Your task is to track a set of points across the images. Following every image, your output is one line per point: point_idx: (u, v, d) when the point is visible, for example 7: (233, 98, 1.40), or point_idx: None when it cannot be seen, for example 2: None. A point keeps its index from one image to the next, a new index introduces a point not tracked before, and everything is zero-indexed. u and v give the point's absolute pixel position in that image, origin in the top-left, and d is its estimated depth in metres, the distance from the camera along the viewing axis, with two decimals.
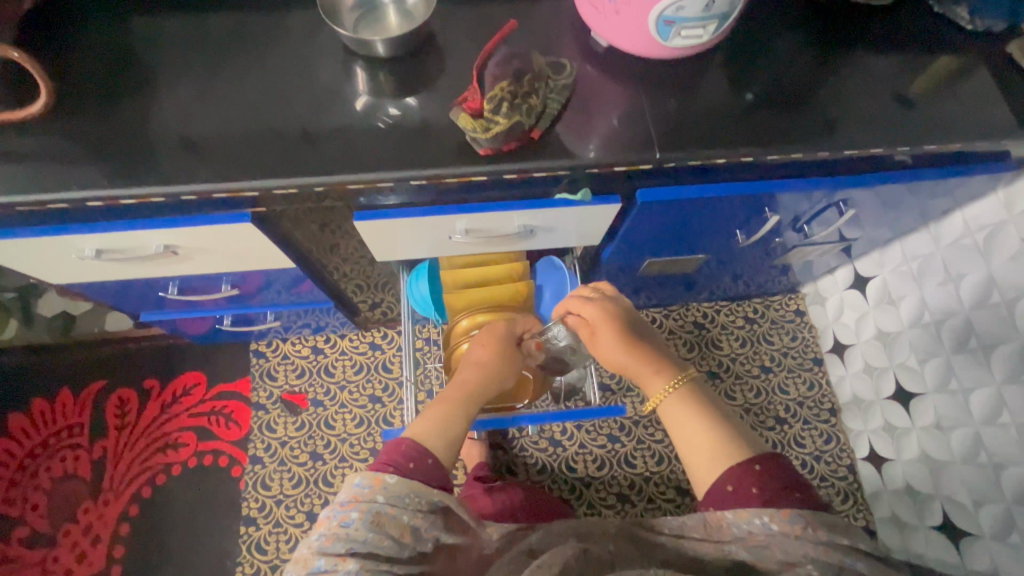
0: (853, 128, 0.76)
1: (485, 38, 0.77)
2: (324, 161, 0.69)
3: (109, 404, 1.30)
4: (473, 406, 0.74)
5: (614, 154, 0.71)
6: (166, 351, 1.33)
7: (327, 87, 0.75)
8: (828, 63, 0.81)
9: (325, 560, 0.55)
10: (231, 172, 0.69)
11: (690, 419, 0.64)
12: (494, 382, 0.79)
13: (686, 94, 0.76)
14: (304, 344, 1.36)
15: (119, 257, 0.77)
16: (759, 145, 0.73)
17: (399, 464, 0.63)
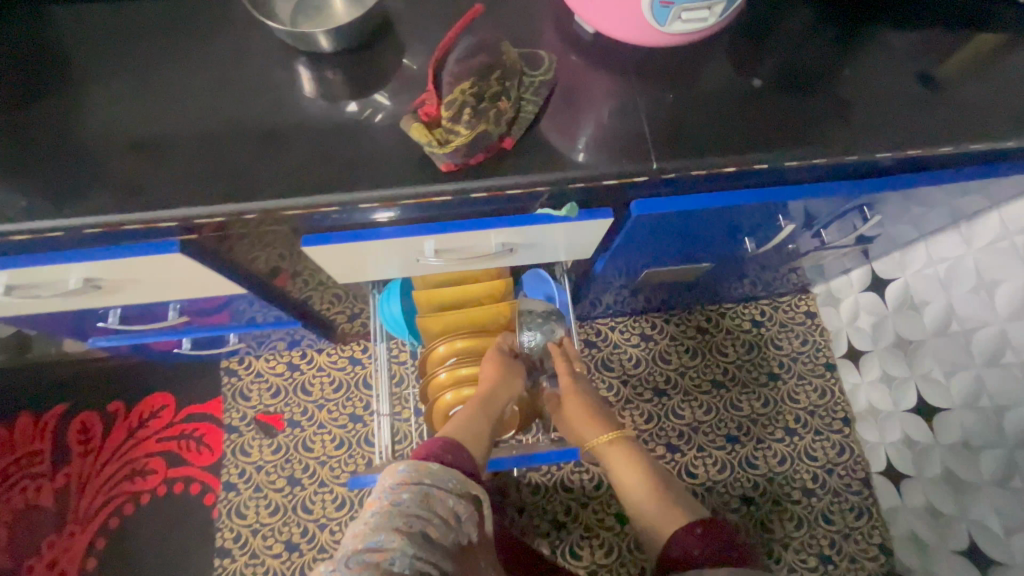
0: (882, 123, 0.65)
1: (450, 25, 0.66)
2: (261, 179, 0.59)
3: (72, 430, 1.21)
4: (491, 409, 0.73)
5: (603, 164, 0.60)
6: (131, 371, 1.25)
7: (265, 90, 0.64)
8: (852, 45, 0.69)
9: (381, 537, 0.52)
10: (152, 195, 0.59)
11: (635, 472, 0.69)
12: (507, 385, 0.76)
13: (686, 88, 0.65)
14: (278, 360, 1.27)
15: (32, 293, 0.66)
16: (772, 147, 0.62)
17: (438, 455, 0.63)
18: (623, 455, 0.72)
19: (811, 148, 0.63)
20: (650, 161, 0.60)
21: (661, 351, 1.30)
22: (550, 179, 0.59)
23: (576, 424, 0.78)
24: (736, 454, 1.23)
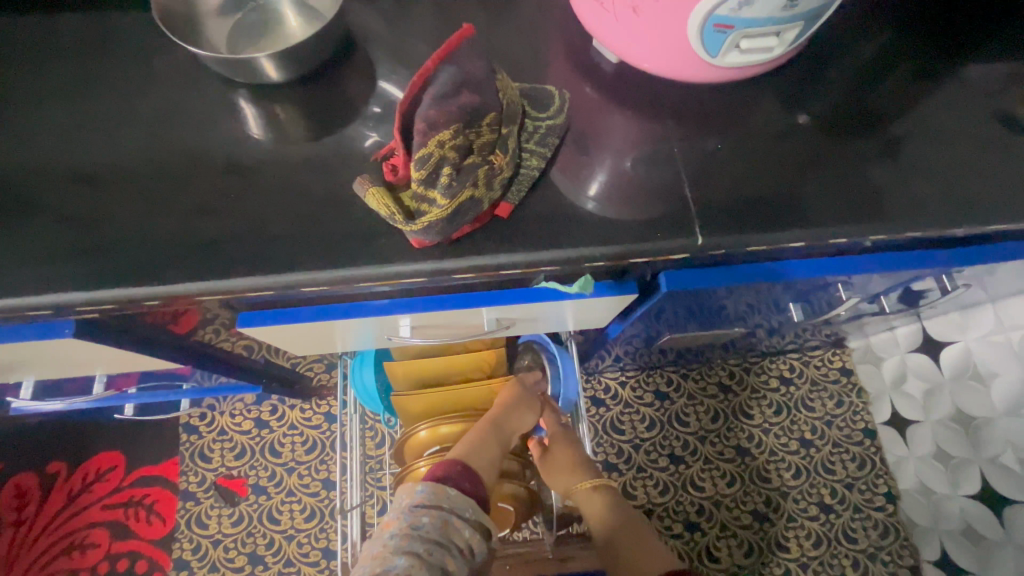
0: (976, 179, 0.51)
1: (433, 48, 0.53)
2: (187, 249, 0.46)
3: (5, 494, 1.06)
4: (508, 432, 0.65)
5: (628, 232, 0.46)
6: (77, 427, 1.10)
7: (201, 130, 0.51)
8: (929, 79, 0.56)
9: (401, 561, 0.50)
10: (45, 271, 0.46)
11: (615, 524, 0.64)
12: (524, 408, 0.68)
13: (730, 132, 0.51)
14: (245, 415, 1.12)
15: None
16: (843, 214, 0.48)
17: (455, 479, 0.58)
18: (604, 504, 0.66)
19: (887, 212, 0.49)
20: (690, 232, 0.47)
21: (678, 411, 1.15)
22: (563, 255, 0.45)
23: (553, 474, 0.69)
24: (764, 533, 1.08)
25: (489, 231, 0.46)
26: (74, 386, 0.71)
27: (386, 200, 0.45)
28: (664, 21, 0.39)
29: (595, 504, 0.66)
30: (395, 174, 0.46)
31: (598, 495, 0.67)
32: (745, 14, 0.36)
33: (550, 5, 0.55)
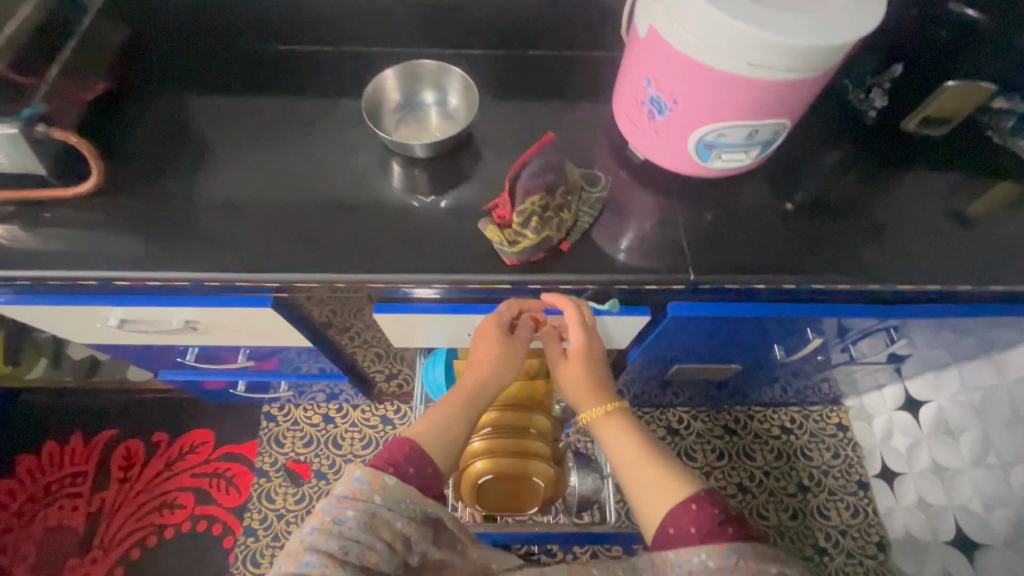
0: (906, 252, 0.70)
1: (519, 136, 0.77)
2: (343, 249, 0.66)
3: (116, 455, 1.28)
4: (473, 411, 0.67)
5: (643, 269, 0.68)
6: (180, 406, 1.33)
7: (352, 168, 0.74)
8: (877, 180, 0.76)
9: (316, 557, 0.49)
10: (248, 249, 0.65)
11: (628, 448, 0.63)
12: (494, 390, 0.69)
13: (722, 208, 0.73)
14: (316, 411, 1.33)
15: (141, 328, 0.74)
16: (800, 269, 0.68)
17: (400, 465, 0.58)
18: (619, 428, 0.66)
19: (834, 270, 0.68)
20: (688, 274, 0.68)
21: (687, 448, 1.30)
22: (601, 280, 0.67)
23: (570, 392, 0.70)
24: None
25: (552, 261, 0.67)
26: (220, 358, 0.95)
27: (498, 232, 0.66)
28: (673, 139, 0.62)
29: (609, 432, 0.66)
30: (500, 219, 0.68)
31: (614, 424, 0.66)
32: (723, 140, 0.59)
33: (601, 114, 0.80)
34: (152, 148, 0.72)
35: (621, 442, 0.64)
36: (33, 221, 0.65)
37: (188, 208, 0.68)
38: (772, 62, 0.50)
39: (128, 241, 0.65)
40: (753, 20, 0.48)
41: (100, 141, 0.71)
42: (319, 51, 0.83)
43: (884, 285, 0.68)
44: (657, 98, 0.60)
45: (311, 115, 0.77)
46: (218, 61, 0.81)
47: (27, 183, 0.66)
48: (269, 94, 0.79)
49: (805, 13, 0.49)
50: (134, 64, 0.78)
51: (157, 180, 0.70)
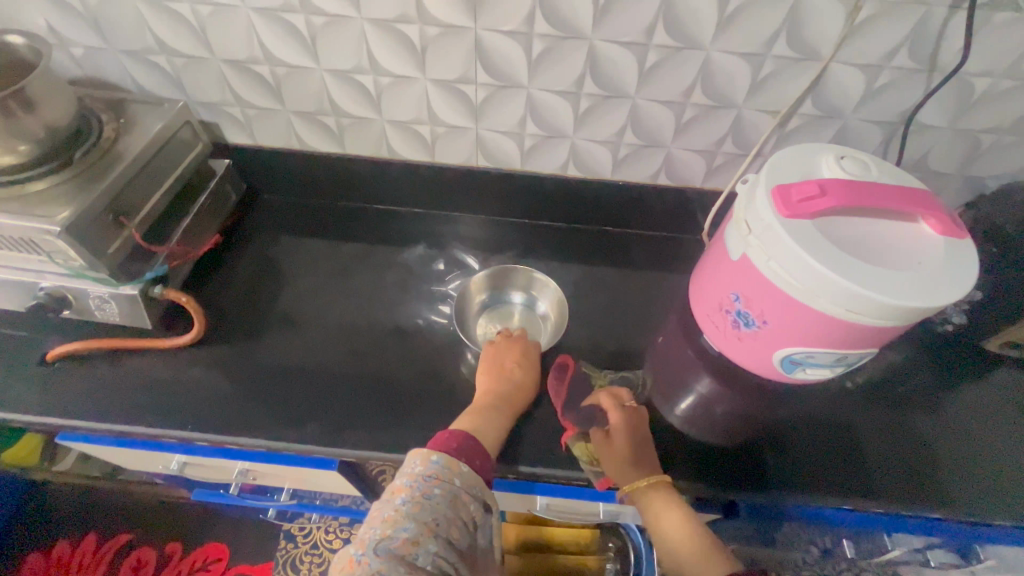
0: (995, 469, 0.66)
1: (590, 307, 0.79)
2: (413, 416, 0.65)
3: (126, 563, 1.22)
4: (497, 402, 0.62)
5: (721, 466, 0.64)
6: (201, 514, 1.29)
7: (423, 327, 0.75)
8: (947, 382, 0.74)
9: (413, 523, 0.45)
10: (319, 407, 0.65)
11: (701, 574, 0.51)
12: (518, 381, 0.65)
13: (796, 405, 0.71)
14: (338, 534, 1.28)
15: (201, 468, 0.72)
16: (887, 488, 0.64)
17: (467, 453, 0.52)
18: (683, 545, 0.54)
19: (912, 481, 0.65)
20: (763, 468, 0.65)
21: None
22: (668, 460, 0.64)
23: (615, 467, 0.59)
24: None
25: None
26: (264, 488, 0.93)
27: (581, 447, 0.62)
28: (759, 348, 0.62)
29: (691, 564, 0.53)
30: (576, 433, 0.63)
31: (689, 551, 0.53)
32: (811, 360, 0.59)
33: (670, 291, 0.81)
34: (243, 294, 0.76)
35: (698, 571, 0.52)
36: (126, 366, 0.68)
37: (269, 362, 0.70)
38: (869, 312, 0.52)
39: (209, 396, 0.66)
40: (853, 277, 0.51)
41: (201, 288, 0.75)
42: (404, 209, 0.88)
43: (983, 517, 0.62)
44: (744, 313, 0.61)
45: (392, 269, 0.81)
46: (313, 212, 0.87)
47: (129, 331, 0.70)
48: (355, 246, 0.83)
49: (901, 270, 0.52)
50: (242, 213, 0.85)
51: (246, 331, 0.72)
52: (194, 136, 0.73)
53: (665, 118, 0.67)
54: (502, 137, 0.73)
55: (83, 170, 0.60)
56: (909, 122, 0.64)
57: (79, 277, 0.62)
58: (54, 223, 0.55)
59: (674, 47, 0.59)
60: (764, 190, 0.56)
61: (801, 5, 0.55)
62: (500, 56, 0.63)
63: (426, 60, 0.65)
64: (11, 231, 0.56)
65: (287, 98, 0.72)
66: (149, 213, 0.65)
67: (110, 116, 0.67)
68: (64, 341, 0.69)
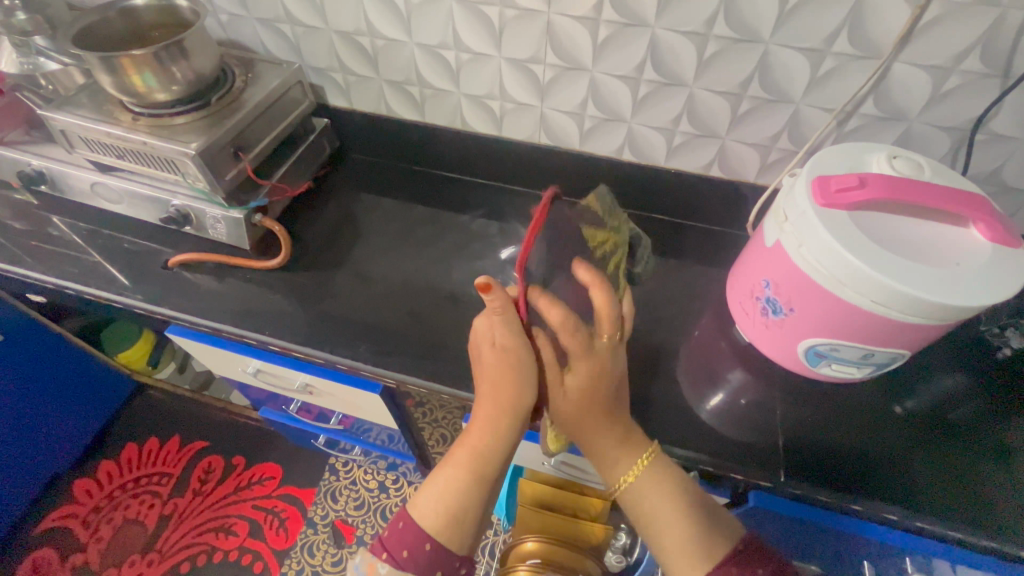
0: None
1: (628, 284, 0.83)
2: (450, 355, 0.73)
3: (198, 467, 1.40)
4: (486, 470, 0.55)
5: (732, 442, 0.66)
6: (263, 437, 1.46)
7: (470, 281, 0.82)
8: (1007, 417, 0.69)
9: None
10: (372, 333, 0.75)
11: (657, 499, 0.55)
12: (520, 420, 0.55)
13: (826, 405, 0.70)
14: (375, 476, 1.40)
15: (270, 377, 0.84)
16: (906, 498, 0.62)
17: (394, 552, 0.52)
18: (618, 439, 0.57)
19: (974, 517, 0.61)
20: (776, 456, 0.65)
21: None
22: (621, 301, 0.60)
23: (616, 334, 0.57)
24: None
25: (637, 407, 0.69)
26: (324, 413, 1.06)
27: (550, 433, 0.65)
28: (785, 337, 0.64)
29: (625, 463, 0.57)
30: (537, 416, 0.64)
31: (628, 456, 0.57)
32: (835, 353, 0.60)
33: (711, 281, 0.83)
34: (323, 234, 0.88)
35: (648, 492, 0.55)
36: (226, 278, 0.81)
37: (337, 292, 0.80)
38: (897, 306, 0.52)
39: (289, 312, 0.77)
40: (882, 267, 0.51)
41: (291, 224, 0.88)
42: (471, 179, 0.96)
43: (1014, 547, 0.59)
44: (774, 300, 0.63)
45: (451, 229, 0.90)
46: (390, 173, 0.98)
47: (233, 252, 0.84)
48: (422, 205, 0.93)
49: (938, 269, 0.51)
50: (331, 168, 0.97)
51: (323, 264, 0.84)
52: (301, 94, 0.86)
53: (721, 108, 0.72)
54: (564, 117, 0.81)
55: (216, 111, 0.75)
56: (977, 131, 0.65)
57: (203, 198, 0.77)
58: (191, 148, 0.69)
59: (734, 39, 0.65)
60: (804, 180, 0.58)
61: (862, 4, 0.58)
62: (567, 38, 0.71)
63: (503, 39, 0.74)
64: (161, 152, 0.72)
65: (382, 68, 0.84)
66: (260, 152, 0.80)
67: (242, 71, 0.81)
68: (181, 253, 0.84)
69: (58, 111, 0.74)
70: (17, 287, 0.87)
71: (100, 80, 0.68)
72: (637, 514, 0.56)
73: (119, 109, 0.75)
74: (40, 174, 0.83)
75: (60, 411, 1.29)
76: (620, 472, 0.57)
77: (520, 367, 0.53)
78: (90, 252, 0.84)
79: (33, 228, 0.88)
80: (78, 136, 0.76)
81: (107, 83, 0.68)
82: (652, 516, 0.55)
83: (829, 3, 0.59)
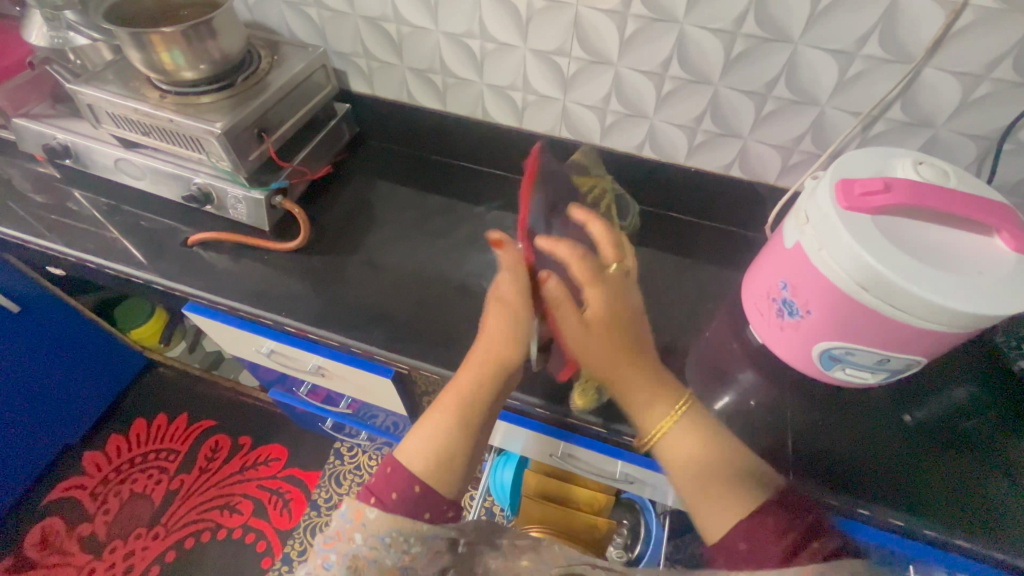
0: None
1: (643, 282, 0.82)
2: (463, 343, 0.73)
3: (205, 445, 1.42)
4: (475, 417, 0.57)
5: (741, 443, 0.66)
6: (270, 419, 1.47)
7: (483, 273, 0.83)
8: (1017, 429, 0.69)
9: None
10: (387, 318, 0.76)
11: (688, 439, 0.53)
12: (508, 369, 0.58)
13: (835, 409, 0.70)
14: (379, 463, 1.41)
15: (283, 358, 0.85)
16: (912, 505, 0.62)
17: (382, 495, 0.53)
18: (647, 383, 0.56)
19: (981, 528, 0.61)
20: (784, 458, 0.65)
21: None
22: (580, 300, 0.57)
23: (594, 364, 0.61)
24: None
25: None
26: (333, 397, 1.07)
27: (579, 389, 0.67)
28: (799, 339, 0.64)
29: (660, 409, 0.55)
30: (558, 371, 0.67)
31: (661, 400, 0.55)
32: (851, 357, 0.60)
33: (725, 283, 0.83)
34: (340, 219, 0.88)
35: (682, 443, 0.53)
36: (243, 258, 0.82)
37: (352, 276, 0.81)
38: (918, 313, 0.52)
39: (304, 294, 0.78)
40: (904, 273, 0.51)
41: (309, 207, 0.89)
42: (488, 170, 0.97)
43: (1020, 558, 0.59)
44: (790, 302, 0.63)
45: (466, 220, 0.90)
46: (408, 162, 0.98)
47: (252, 233, 0.85)
48: (438, 194, 0.94)
49: (959, 277, 0.51)
50: (349, 154, 0.98)
51: (339, 249, 0.84)
52: (325, 78, 0.86)
53: (745, 107, 0.72)
54: (587, 111, 0.81)
55: (241, 92, 0.76)
56: (1004, 140, 0.64)
57: (225, 177, 0.78)
58: (216, 127, 0.70)
59: (763, 38, 0.64)
60: (828, 182, 0.58)
61: (896, 6, 0.58)
62: (594, 32, 0.71)
63: (528, 30, 0.74)
64: (187, 130, 0.72)
65: (406, 55, 0.84)
66: (283, 134, 0.80)
67: (267, 52, 0.82)
68: (200, 232, 0.84)
69: (86, 85, 0.75)
70: (37, 259, 0.88)
71: (129, 56, 0.69)
72: (665, 458, 0.54)
73: (146, 86, 0.76)
74: (65, 148, 0.84)
75: (72, 384, 1.31)
76: (659, 415, 0.55)
77: (517, 312, 0.58)
78: (110, 227, 0.85)
79: (54, 202, 0.89)
80: (104, 112, 0.77)
81: (137, 60, 0.69)
82: (683, 467, 0.52)
83: (861, 5, 0.59)
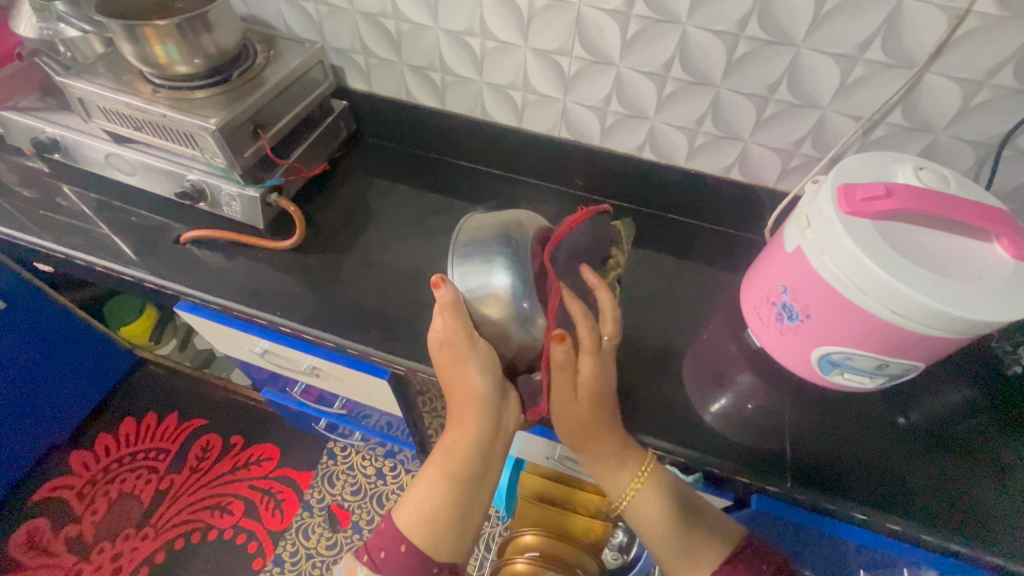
0: None
1: (642, 284, 0.82)
2: None
3: (196, 445, 1.40)
4: (463, 472, 0.54)
5: (739, 446, 0.66)
6: (262, 418, 1.46)
7: None
8: (1011, 434, 0.69)
9: None
10: (384, 317, 0.75)
11: (651, 510, 0.57)
12: (488, 419, 0.55)
13: (833, 413, 0.70)
14: (372, 463, 1.40)
15: (277, 358, 0.84)
16: (909, 509, 0.62)
17: (372, 555, 0.52)
18: (608, 451, 0.58)
19: (975, 532, 0.61)
20: (782, 462, 0.65)
21: None
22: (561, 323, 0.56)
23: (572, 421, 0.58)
24: None
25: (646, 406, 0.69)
26: (327, 397, 1.06)
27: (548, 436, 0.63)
28: (798, 343, 0.63)
29: (624, 479, 0.58)
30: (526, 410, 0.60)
31: (623, 471, 0.58)
32: (849, 362, 0.60)
33: (724, 285, 0.83)
34: (336, 218, 0.87)
35: (646, 508, 0.57)
36: (237, 256, 0.81)
37: (347, 275, 0.80)
38: (920, 318, 0.51)
39: (299, 294, 0.77)
40: (907, 278, 0.51)
41: (304, 205, 0.87)
42: (486, 170, 0.96)
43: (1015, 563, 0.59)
44: (790, 306, 0.62)
45: (464, 219, 0.89)
46: (405, 161, 0.97)
47: (245, 231, 0.83)
48: (436, 193, 0.93)
49: (960, 282, 0.51)
50: (346, 151, 0.97)
51: (335, 247, 0.83)
52: (322, 75, 0.85)
53: (746, 110, 0.72)
54: (587, 111, 0.81)
55: (236, 87, 0.74)
56: (1003, 146, 0.64)
57: (219, 174, 0.77)
58: (211, 123, 0.69)
59: (765, 40, 0.64)
60: (829, 187, 0.58)
61: (898, 12, 0.58)
62: (596, 31, 0.70)
63: (530, 29, 0.73)
64: (180, 125, 0.71)
65: (405, 52, 0.83)
66: (279, 130, 0.79)
67: (263, 47, 0.81)
68: (193, 229, 0.83)
69: (77, 78, 0.74)
70: (24, 255, 0.86)
71: (121, 49, 0.67)
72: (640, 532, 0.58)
73: (138, 80, 0.74)
74: (54, 142, 0.82)
75: (59, 382, 1.29)
76: (620, 490, 0.58)
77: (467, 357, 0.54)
78: (100, 223, 0.84)
79: (42, 196, 0.87)
80: (95, 106, 0.75)
81: (129, 53, 0.67)
82: (648, 530, 0.57)
83: (864, 9, 0.59)
